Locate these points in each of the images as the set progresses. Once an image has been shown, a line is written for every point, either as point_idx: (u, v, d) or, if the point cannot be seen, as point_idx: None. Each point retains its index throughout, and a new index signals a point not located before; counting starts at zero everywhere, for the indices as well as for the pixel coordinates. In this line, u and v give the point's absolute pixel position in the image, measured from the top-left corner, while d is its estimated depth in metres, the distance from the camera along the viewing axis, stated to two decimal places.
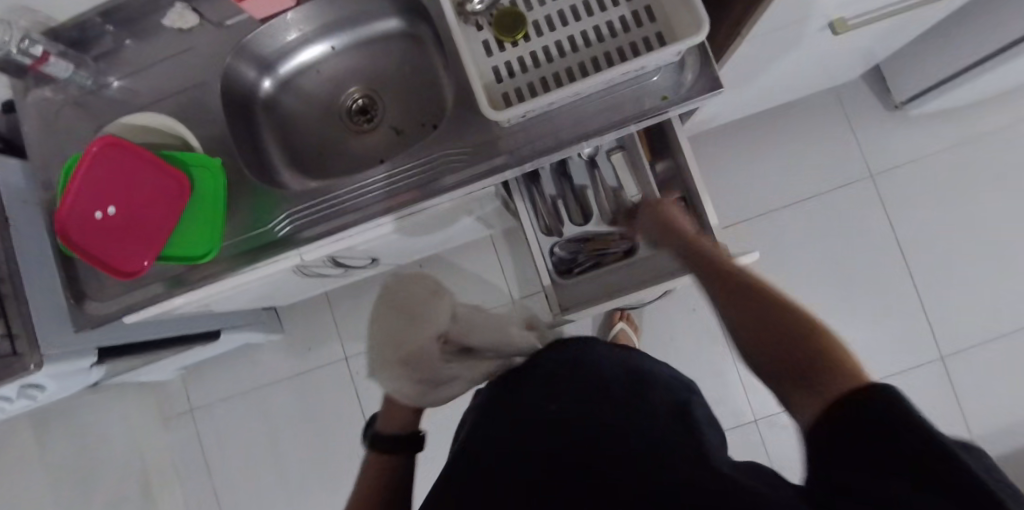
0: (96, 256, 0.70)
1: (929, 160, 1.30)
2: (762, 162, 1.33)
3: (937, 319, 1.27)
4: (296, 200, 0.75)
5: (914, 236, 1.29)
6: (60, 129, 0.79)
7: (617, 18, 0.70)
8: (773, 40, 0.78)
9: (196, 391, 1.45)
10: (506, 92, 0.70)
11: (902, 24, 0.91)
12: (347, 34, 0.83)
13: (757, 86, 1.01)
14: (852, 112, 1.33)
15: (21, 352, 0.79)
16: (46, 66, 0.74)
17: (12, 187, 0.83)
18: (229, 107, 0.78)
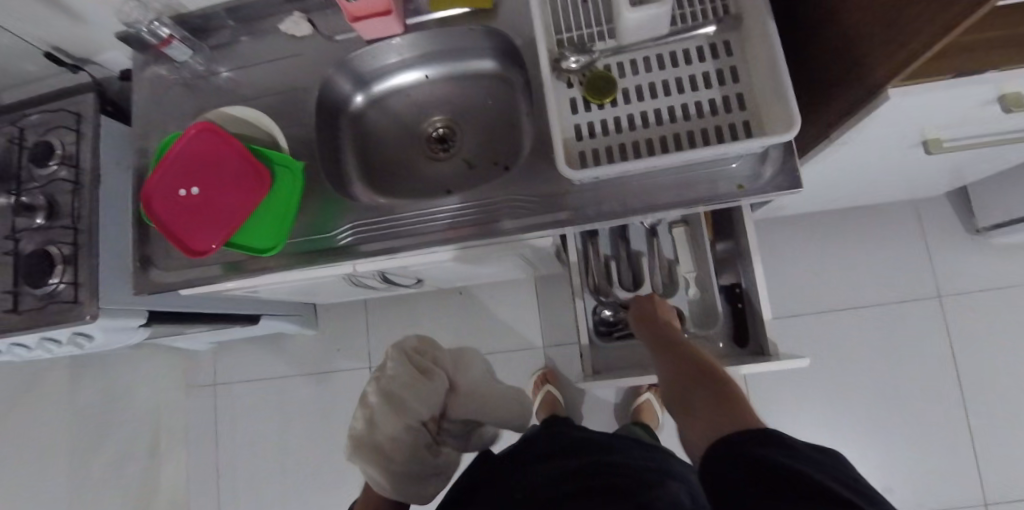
0: (170, 229, 0.74)
1: (1004, 293, 1.23)
2: (823, 259, 1.29)
3: (987, 463, 1.18)
4: (362, 214, 0.78)
5: (976, 369, 1.22)
6: (165, 105, 0.85)
7: (707, 100, 0.70)
8: (861, 147, 0.76)
9: (222, 367, 1.48)
10: (583, 151, 0.71)
11: (999, 154, 0.88)
12: (443, 65, 0.86)
13: (833, 186, 0.99)
14: (929, 227, 1.28)
15: (81, 301, 0.83)
16: (167, 48, 0.81)
17: (110, 148, 0.89)
18: (320, 115, 0.82)
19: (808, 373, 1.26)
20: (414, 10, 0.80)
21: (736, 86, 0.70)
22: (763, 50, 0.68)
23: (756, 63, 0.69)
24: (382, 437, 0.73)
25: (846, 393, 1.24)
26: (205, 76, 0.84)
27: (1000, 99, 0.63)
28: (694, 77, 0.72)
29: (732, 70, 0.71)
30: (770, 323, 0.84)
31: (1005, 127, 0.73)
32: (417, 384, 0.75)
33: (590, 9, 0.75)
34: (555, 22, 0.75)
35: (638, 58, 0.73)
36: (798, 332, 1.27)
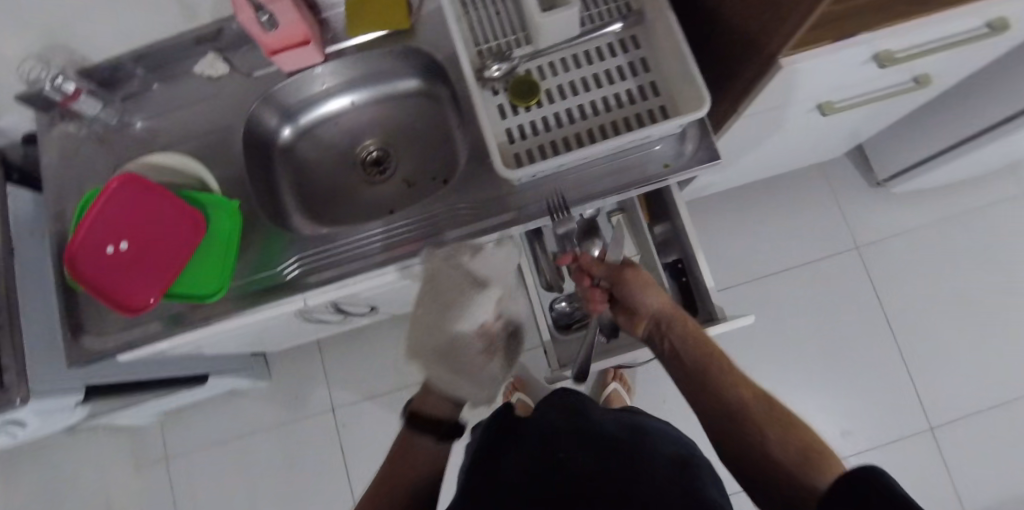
0: (100, 290, 0.70)
1: (910, 235, 1.36)
2: (753, 231, 1.38)
3: (925, 392, 1.28)
4: (307, 245, 0.77)
5: (901, 308, 1.33)
6: (78, 163, 0.81)
7: (624, 90, 0.75)
8: (766, 117, 0.83)
9: (173, 437, 1.39)
10: (517, 153, 0.74)
11: (884, 109, 0.99)
12: (367, 90, 0.87)
13: (749, 159, 1.07)
14: (838, 187, 1.39)
15: (7, 385, 0.76)
16: (75, 103, 0.77)
17: (21, 217, 0.84)
18: (248, 152, 0.81)
19: (758, 338, 1.33)
20: (332, 39, 0.81)
21: (648, 75, 0.75)
22: (667, 39, 0.73)
23: (663, 52, 0.75)
24: (439, 342, 0.70)
25: (795, 351, 1.32)
26: (121, 128, 0.82)
27: (874, 56, 0.71)
28: (610, 71, 0.76)
29: (642, 61, 0.76)
30: (714, 292, 0.89)
31: (883, 83, 0.82)
32: (467, 293, 0.69)
33: (502, 19, 0.79)
34: (472, 34, 0.78)
35: (555, 60, 0.77)
36: (743, 300, 1.35)
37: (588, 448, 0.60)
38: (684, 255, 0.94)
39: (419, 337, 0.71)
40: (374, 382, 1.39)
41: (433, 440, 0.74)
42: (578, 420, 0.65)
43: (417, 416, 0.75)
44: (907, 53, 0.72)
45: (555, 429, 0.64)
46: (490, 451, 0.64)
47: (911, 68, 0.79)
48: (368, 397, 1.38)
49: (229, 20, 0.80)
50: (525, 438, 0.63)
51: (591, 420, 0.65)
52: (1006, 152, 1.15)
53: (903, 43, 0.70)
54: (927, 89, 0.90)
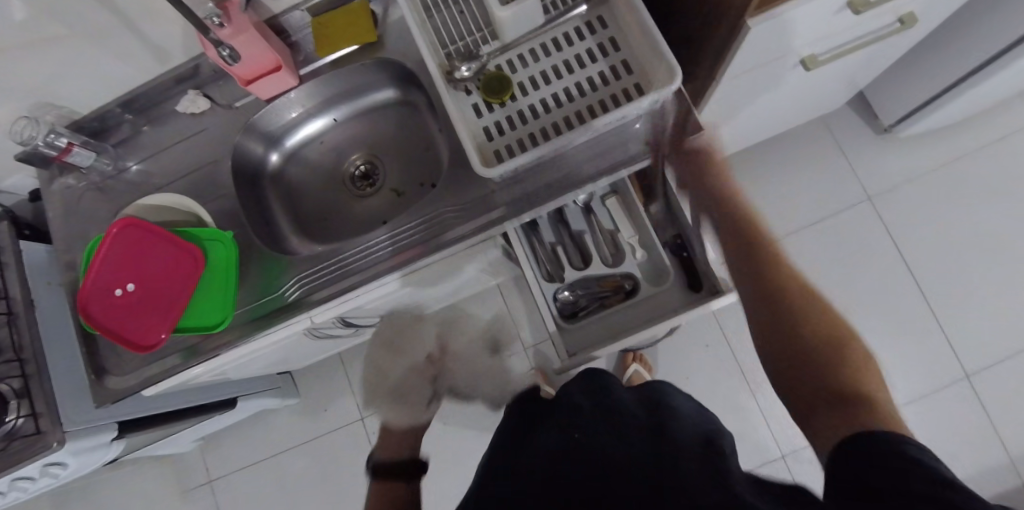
0: (114, 331, 0.73)
1: (926, 180, 1.32)
2: (761, 195, 1.35)
3: (957, 338, 1.24)
4: (305, 266, 0.79)
5: (921, 255, 1.29)
6: (80, 213, 0.84)
7: (597, 73, 0.74)
8: (749, 79, 0.81)
9: (214, 461, 1.44)
10: (497, 149, 0.74)
11: (876, 55, 0.95)
12: (347, 105, 0.88)
13: (742, 123, 1.05)
14: (843, 140, 1.36)
15: (43, 430, 0.81)
16: (70, 157, 0.79)
17: (35, 270, 0.88)
18: (239, 182, 0.83)
19: None
20: (304, 60, 0.82)
21: (619, 54, 0.74)
22: (632, 15, 0.72)
23: (630, 29, 0.73)
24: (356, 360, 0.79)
25: None
26: (117, 174, 0.84)
27: (848, 3, 0.68)
28: (579, 55, 0.75)
29: (612, 41, 0.75)
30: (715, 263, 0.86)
31: (866, 30, 0.80)
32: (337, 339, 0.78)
33: (466, 18, 0.79)
34: (438, 38, 0.78)
35: (524, 51, 0.77)
36: None
37: (608, 420, 0.60)
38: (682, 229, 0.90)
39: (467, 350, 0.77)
40: None
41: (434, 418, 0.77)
42: (596, 389, 0.67)
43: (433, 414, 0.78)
44: None
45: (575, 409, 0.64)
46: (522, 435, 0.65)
47: (892, 9, 0.76)
48: None
49: (203, 56, 0.81)
50: (549, 422, 0.64)
51: (610, 393, 0.66)
52: (1013, 82, 1.11)
53: None
54: (917, 28, 0.87)
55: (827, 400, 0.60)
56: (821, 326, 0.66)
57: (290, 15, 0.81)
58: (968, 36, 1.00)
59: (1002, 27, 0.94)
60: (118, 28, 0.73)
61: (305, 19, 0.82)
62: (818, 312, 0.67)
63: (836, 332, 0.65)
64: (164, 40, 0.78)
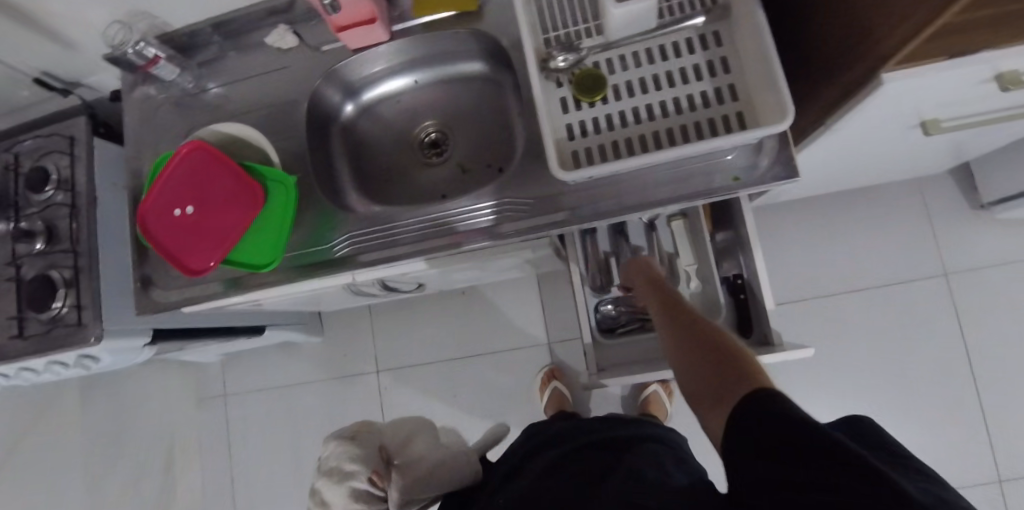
0: (166, 249, 0.74)
1: (1012, 269, 1.22)
2: (828, 245, 1.28)
3: (1001, 440, 1.17)
4: (358, 225, 0.78)
5: (985, 345, 1.20)
6: (155, 124, 0.85)
7: (699, 92, 0.69)
8: (857, 132, 0.75)
9: (232, 378, 1.50)
10: (575, 151, 0.70)
11: (1001, 130, 0.87)
12: (431, 69, 0.86)
13: (833, 169, 0.98)
14: (932, 207, 1.26)
15: (84, 323, 0.84)
16: (155, 68, 0.80)
17: (104, 170, 0.90)
18: (311, 126, 0.82)
19: (817, 359, 1.25)
20: (399, 17, 0.80)
21: (727, 76, 0.69)
22: (753, 39, 0.66)
23: (746, 52, 0.68)
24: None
25: (856, 376, 1.24)
26: (196, 94, 0.85)
27: (996, 76, 0.62)
28: (685, 69, 0.70)
29: (723, 61, 0.70)
30: (772, 313, 0.83)
31: (1004, 105, 0.72)
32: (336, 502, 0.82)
33: (575, 5, 0.74)
34: (540, 21, 0.74)
35: (627, 53, 0.72)
36: (804, 315, 1.27)
37: (566, 442, 0.74)
38: (745, 270, 0.89)
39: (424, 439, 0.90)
40: (417, 351, 1.42)
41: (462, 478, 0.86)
42: (565, 426, 0.82)
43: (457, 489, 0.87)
44: None
45: (545, 443, 0.79)
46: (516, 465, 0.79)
47: None
48: (411, 365, 1.42)
49: None
50: (529, 457, 0.78)
51: (576, 427, 0.80)
52: None
53: None
54: None
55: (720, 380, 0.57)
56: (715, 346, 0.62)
57: None
58: None
59: None
60: None
61: None
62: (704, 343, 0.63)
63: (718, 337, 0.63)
64: None
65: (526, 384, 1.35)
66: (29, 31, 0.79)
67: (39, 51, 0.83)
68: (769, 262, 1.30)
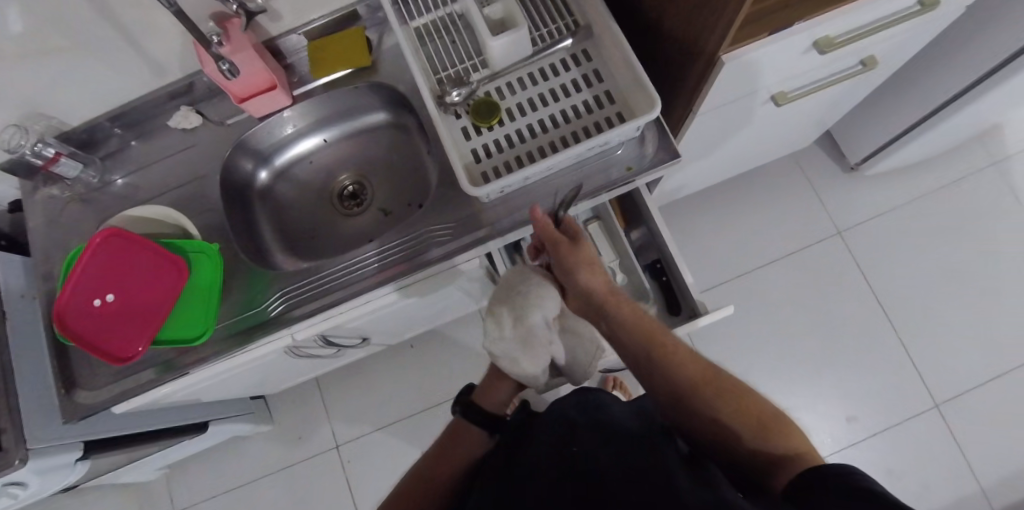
0: (90, 342, 0.72)
1: (891, 216, 1.38)
2: (737, 227, 1.40)
3: (926, 368, 1.28)
4: (288, 281, 0.79)
5: (889, 287, 1.34)
6: (63, 224, 0.84)
7: (581, 101, 0.78)
8: (723, 112, 0.86)
9: (180, 489, 1.39)
10: (484, 171, 0.76)
11: (841, 95, 1.02)
12: (338, 126, 0.91)
13: (718, 156, 1.10)
14: (814, 177, 1.42)
15: (6, 447, 0.78)
16: (56, 166, 0.80)
17: (11, 282, 0.87)
18: (227, 198, 0.84)
19: (753, 333, 1.34)
20: (298, 81, 0.85)
21: (601, 84, 0.78)
22: (615, 48, 0.76)
23: (613, 62, 0.77)
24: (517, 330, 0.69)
25: (791, 340, 1.33)
26: (105, 186, 0.85)
27: (813, 44, 0.74)
28: (565, 84, 0.79)
29: (595, 73, 0.79)
30: (693, 288, 0.90)
31: (833, 69, 0.86)
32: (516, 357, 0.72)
33: (457, 46, 0.82)
34: (430, 64, 0.81)
35: (513, 79, 0.80)
36: (732, 295, 1.36)
37: (563, 427, 0.63)
38: (662, 254, 0.96)
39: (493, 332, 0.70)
40: (376, 413, 1.39)
41: (483, 433, 0.75)
42: (574, 405, 0.68)
43: (474, 406, 0.78)
44: (846, 37, 0.75)
45: (574, 425, 0.62)
46: (523, 445, 0.65)
47: (856, 50, 0.82)
48: (372, 429, 1.38)
49: (199, 73, 0.83)
50: (545, 437, 0.63)
51: (607, 412, 0.64)
52: (967, 126, 1.18)
53: (839, 28, 0.73)
54: (878, 70, 0.93)
55: (755, 460, 0.54)
56: (714, 387, 0.60)
57: (287, 39, 0.83)
58: (927, 78, 1.07)
59: (955, 73, 1.02)
60: (117, 42, 0.75)
61: (301, 43, 0.85)
62: (709, 394, 0.59)
63: (712, 382, 0.60)
64: (160, 57, 0.79)
65: None
66: None
67: None
68: (690, 253, 1.39)
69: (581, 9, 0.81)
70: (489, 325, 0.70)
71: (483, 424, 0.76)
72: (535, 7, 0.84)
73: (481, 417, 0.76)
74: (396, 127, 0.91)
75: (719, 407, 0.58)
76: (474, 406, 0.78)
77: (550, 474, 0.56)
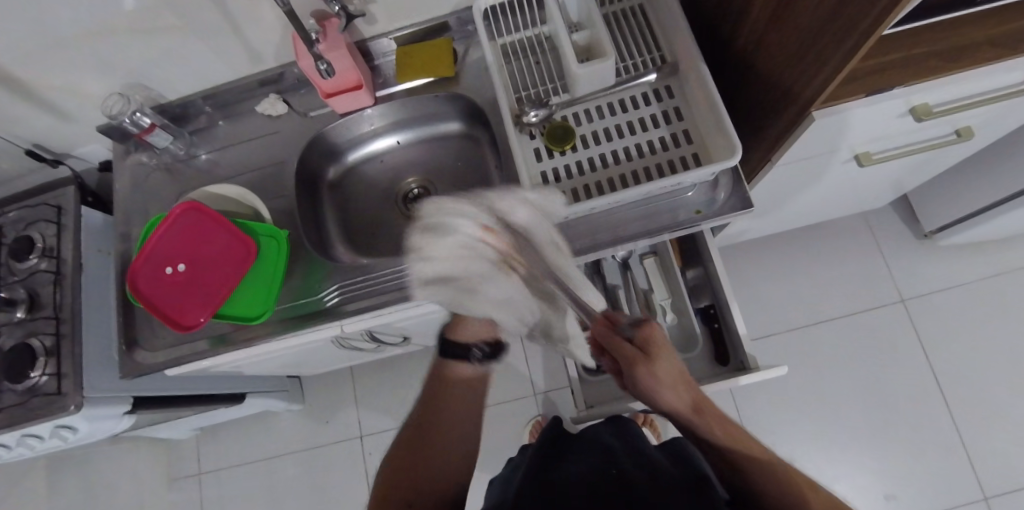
0: (159, 308, 0.76)
1: (961, 292, 1.31)
2: (793, 280, 1.36)
3: (980, 459, 1.20)
4: (346, 275, 0.81)
5: (949, 365, 1.27)
6: (146, 190, 0.89)
7: (657, 138, 0.77)
8: (801, 166, 0.84)
9: (207, 452, 1.44)
10: (551, 195, 0.76)
11: (928, 161, 0.97)
12: (411, 130, 0.93)
13: (787, 207, 1.07)
14: (881, 239, 1.37)
15: (64, 392, 0.83)
16: (150, 136, 0.85)
17: (91, 238, 0.92)
18: (299, 186, 0.87)
19: (794, 391, 1.29)
20: (382, 84, 0.88)
21: (681, 123, 0.77)
22: (700, 90, 0.75)
23: (696, 102, 0.76)
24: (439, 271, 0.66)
25: (834, 405, 1.27)
26: (189, 160, 0.89)
27: (910, 109, 0.71)
28: (644, 118, 0.78)
29: (676, 111, 0.78)
30: (746, 340, 0.87)
31: (925, 136, 0.82)
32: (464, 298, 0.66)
33: (540, 67, 0.83)
34: (512, 82, 0.82)
35: (591, 107, 0.80)
36: (778, 348, 1.32)
37: (596, 448, 0.65)
38: (716, 299, 0.93)
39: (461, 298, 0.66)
40: (403, 411, 1.41)
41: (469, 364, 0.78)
42: (604, 431, 0.70)
43: (449, 343, 0.78)
44: (947, 106, 0.72)
45: (612, 450, 0.64)
46: (557, 455, 0.66)
47: (954, 120, 0.78)
48: (396, 425, 1.40)
49: (290, 65, 0.87)
50: (582, 454, 0.64)
51: (644, 447, 0.65)
52: None
53: (941, 97, 0.70)
54: (973, 141, 0.89)
55: None
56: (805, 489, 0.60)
57: (378, 42, 0.86)
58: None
59: None
60: (221, 27, 0.79)
61: (390, 47, 0.87)
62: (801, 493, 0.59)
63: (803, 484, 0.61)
64: (258, 46, 0.83)
65: (516, 436, 1.31)
66: (27, 105, 0.83)
67: (35, 125, 0.87)
68: (740, 300, 1.36)
69: (670, 46, 0.81)
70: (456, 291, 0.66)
71: (464, 360, 0.77)
72: (624, 36, 0.84)
73: (459, 352, 0.77)
74: (468, 137, 0.92)
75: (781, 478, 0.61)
76: (449, 344, 0.78)
77: (592, 484, 0.57)
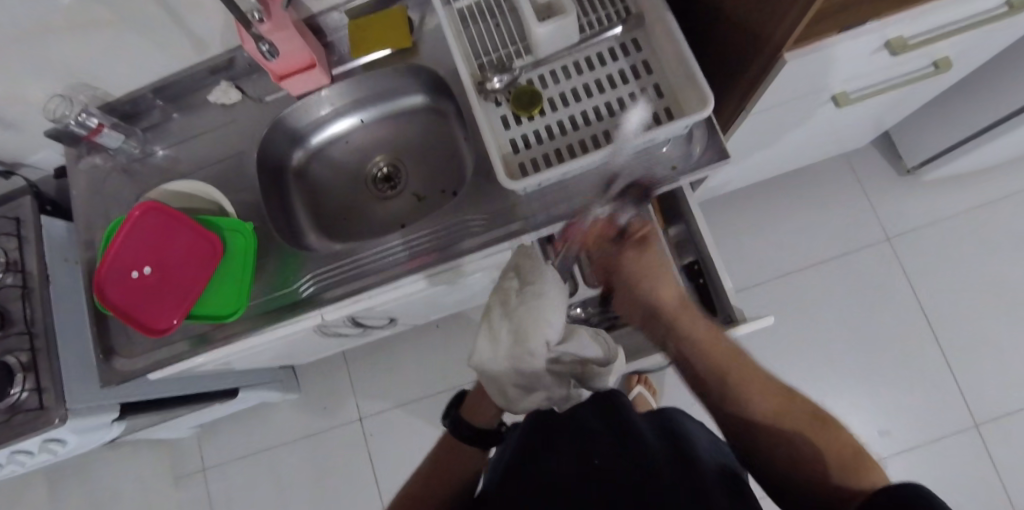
0: (131, 315, 0.74)
1: (945, 226, 1.30)
2: (778, 228, 1.35)
3: (969, 387, 1.22)
4: (320, 263, 0.79)
5: (936, 299, 1.27)
6: (104, 193, 0.85)
7: (627, 95, 0.74)
8: (777, 112, 0.81)
9: (209, 449, 1.44)
10: (522, 162, 0.73)
11: (906, 96, 0.95)
12: (374, 107, 0.89)
13: (766, 155, 1.05)
14: (865, 179, 1.35)
15: (47, 406, 0.81)
16: (99, 137, 0.81)
17: (56, 247, 0.90)
18: (263, 177, 0.84)
19: (785, 337, 1.30)
20: (338, 61, 0.84)
21: (649, 77, 0.74)
22: (667, 40, 0.72)
23: (664, 53, 0.73)
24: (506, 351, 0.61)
25: (825, 348, 1.28)
26: (146, 158, 0.86)
27: (884, 44, 0.69)
28: (611, 75, 0.75)
29: (644, 66, 0.75)
30: (732, 293, 0.85)
31: (901, 70, 0.79)
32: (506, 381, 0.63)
33: (500, 30, 0.79)
34: (472, 48, 0.78)
35: (557, 67, 0.77)
36: (767, 297, 1.32)
37: (577, 426, 0.62)
38: (700, 253, 0.92)
39: (485, 348, 0.63)
40: (399, 391, 1.41)
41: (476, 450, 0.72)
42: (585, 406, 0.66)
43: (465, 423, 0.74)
44: (923, 38, 0.69)
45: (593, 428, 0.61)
46: (538, 439, 0.63)
47: (931, 52, 0.75)
48: (394, 406, 1.40)
49: (239, 48, 0.82)
50: (562, 434, 0.61)
51: (628, 415, 0.62)
52: None
53: (915, 29, 0.67)
54: (950, 72, 0.86)
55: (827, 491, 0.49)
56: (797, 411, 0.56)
57: (328, 16, 0.82)
58: (1007, 79, 0.98)
59: None
60: (159, 15, 0.74)
61: (343, 20, 0.83)
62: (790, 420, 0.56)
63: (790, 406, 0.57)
64: (202, 30, 0.79)
65: None
66: None
67: None
68: (727, 253, 1.35)
69: None
70: (482, 338, 0.63)
71: (478, 442, 0.72)
72: None
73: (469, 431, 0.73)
74: (432, 110, 0.89)
75: (768, 411, 0.57)
76: (462, 422, 0.74)
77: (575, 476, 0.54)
